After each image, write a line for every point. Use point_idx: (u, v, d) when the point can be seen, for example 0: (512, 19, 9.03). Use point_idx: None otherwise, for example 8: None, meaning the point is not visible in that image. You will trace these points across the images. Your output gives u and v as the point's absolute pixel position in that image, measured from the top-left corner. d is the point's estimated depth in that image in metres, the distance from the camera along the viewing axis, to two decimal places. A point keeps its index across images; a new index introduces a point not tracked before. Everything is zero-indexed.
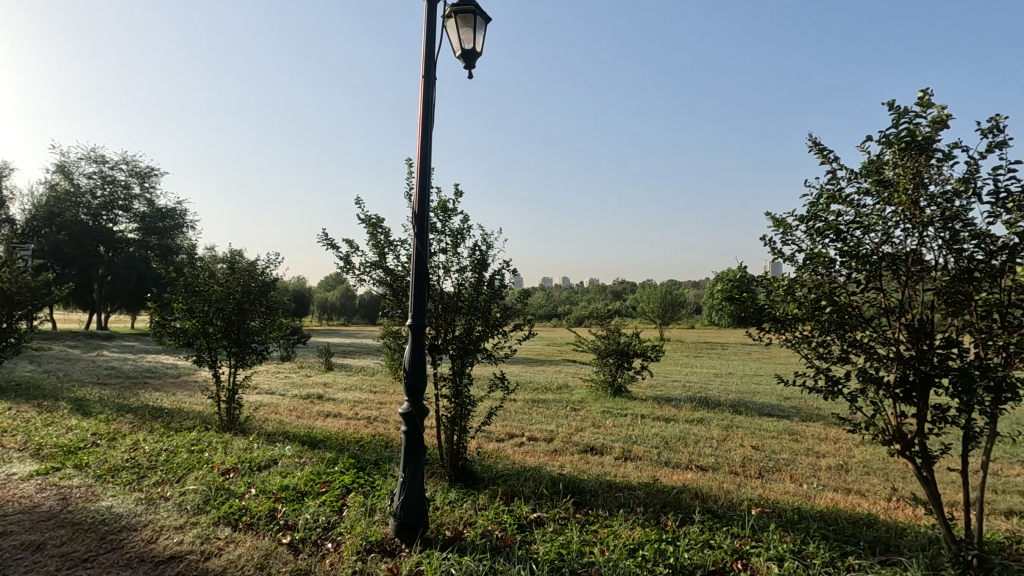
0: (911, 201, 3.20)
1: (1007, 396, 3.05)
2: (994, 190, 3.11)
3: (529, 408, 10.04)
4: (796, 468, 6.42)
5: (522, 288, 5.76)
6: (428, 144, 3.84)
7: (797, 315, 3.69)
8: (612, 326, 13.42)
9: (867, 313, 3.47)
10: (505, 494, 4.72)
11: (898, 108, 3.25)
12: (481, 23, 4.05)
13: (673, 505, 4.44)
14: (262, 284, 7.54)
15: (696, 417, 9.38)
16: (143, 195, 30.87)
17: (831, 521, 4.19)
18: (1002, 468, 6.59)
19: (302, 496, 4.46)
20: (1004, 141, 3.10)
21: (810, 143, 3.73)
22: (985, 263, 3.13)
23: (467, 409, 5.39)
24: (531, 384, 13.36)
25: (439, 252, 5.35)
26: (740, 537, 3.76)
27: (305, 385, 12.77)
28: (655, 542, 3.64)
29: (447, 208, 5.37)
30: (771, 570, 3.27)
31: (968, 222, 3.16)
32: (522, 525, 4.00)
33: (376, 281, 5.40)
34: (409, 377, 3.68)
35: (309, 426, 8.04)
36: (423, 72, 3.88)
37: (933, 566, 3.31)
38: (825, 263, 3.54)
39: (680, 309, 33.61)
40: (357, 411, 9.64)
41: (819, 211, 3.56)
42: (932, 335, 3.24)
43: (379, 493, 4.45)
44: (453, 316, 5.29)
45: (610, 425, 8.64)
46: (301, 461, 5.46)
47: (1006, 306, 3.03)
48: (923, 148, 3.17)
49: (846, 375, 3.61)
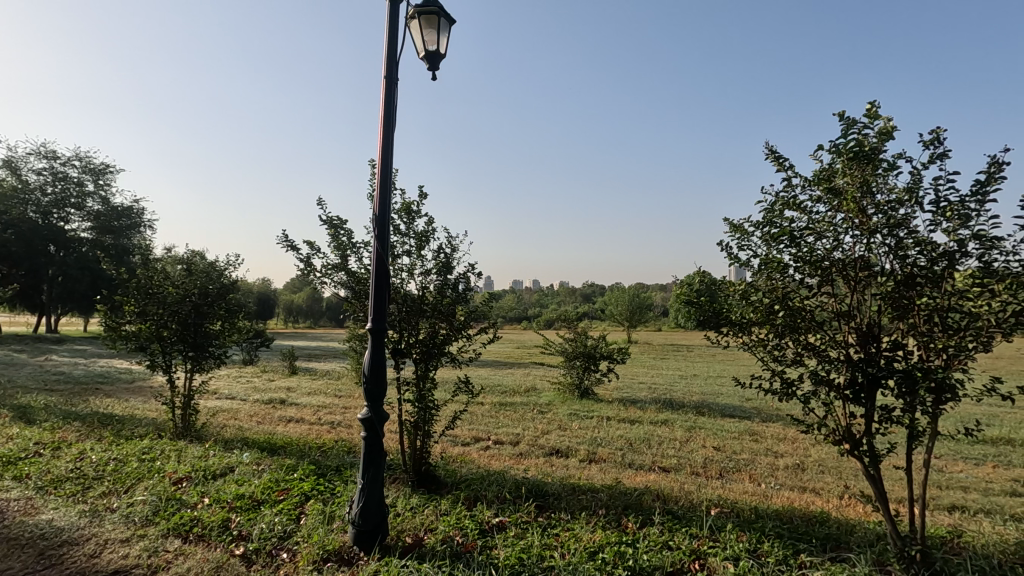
0: (859, 208, 3.32)
1: (948, 397, 3.18)
2: (936, 199, 3.25)
3: (496, 410, 10.04)
4: (754, 468, 6.56)
5: (488, 291, 5.74)
6: (390, 144, 3.79)
7: (753, 319, 3.77)
8: (579, 329, 13.51)
9: (819, 316, 3.58)
10: (468, 499, 4.69)
11: (848, 118, 3.36)
12: (445, 25, 4.03)
13: (635, 507, 4.48)
14: (222, 286, 7.31)
15: (660, 419, 9.54)
16: (97, 193, 29.67)
17: (785, 519, 4.29)
18: (947, 465, 6.88)
19: (257, 505, 4.33)
20: (945, 153, 3.25)
21: (767, 151, 3.83)
22: (927, 268, 3.27)
23: (431, 414, 5.32)
24: (499, 387, 13.36)
25: (404, 255, 5.30)
26: (698, 537, 3.82)
27: (268, 390, 12.46)
28: (614, 544, 3.66)
29: (412, 210, 5.32)
30: (726, 570, 3.31)
31: (912, 230, 3.29)
32: (484, 530, 3.98)
33: (338, 283, 5.30)
34: (369, 381, 3.61)
35: (270, 432, 7.83)
36: (385, 72, 3.84)
37: (880, 561, 3.42)
38: (780, 268, 3.63)
39: (648, 312, 34.16)
40: (320, 416, 9.44)
41: (774, 217, 3.65)
42: (879, 338, 3.35)
43: (339, 500, 4.36)
44: (416, 318, 5.23)
45: (576, 427, 8.68)
46: (260, 468, 5.31)
47: (945, 310, 3.17)
48: (871, 158, 3.29)
49: (799, 377, 3.69)
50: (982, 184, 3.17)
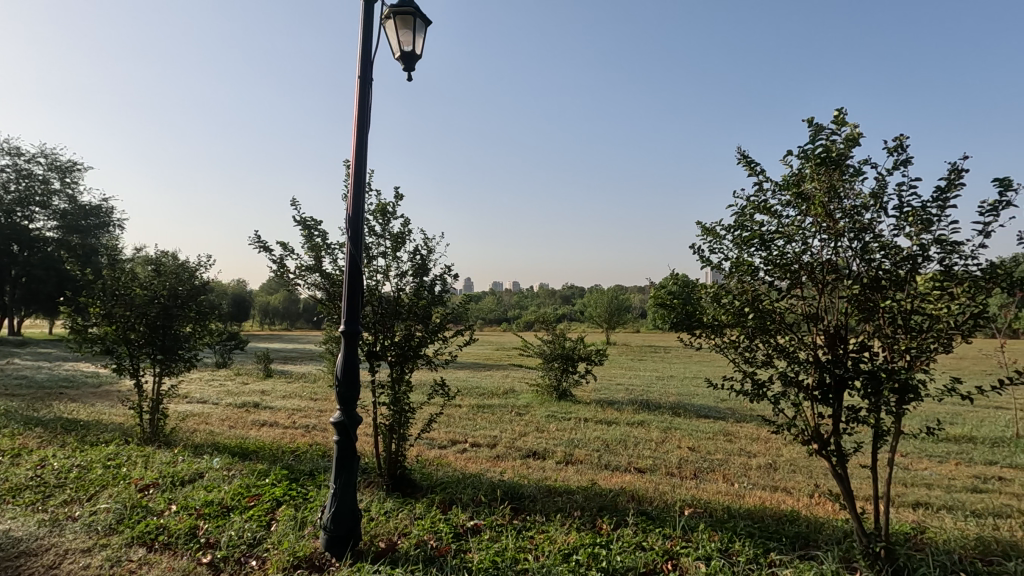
0: (827, 213, 3.38)
1: (911, 397, 3.27)
2: (899, 205, 3.34)
3: (474, 413, 10.00)
4: (728, 468, 6.65)
5: (465, 294, 5.73)
6: (364, 144, 3.75)
7: (724, 321, 3.82)
8: (557, 331, 13.55)
9: (788, 318, 3.63)
10: (442, 502, 4.65)
11: (817, 124, 3.42)
12: (421, 25, 4.00)
13: (609, 508, 4.50)
14: (192, 287, 7.14)
15: (636, 420, 9.62)
16: (64, 190, 28.79)
17: (757, 519, 4.35)
18: (912, 463, 7.06)
19: (227, 512, 4.24)
20: (908, 159, 3.34)
21: (739, 155, 3.89)
22: (891, 272, 3.36)
23: (406, 417, 5.27)
24: (477, 389, 13.32)
25: (379, 256, 5.25)
26: (671, 537, 3.85)
27: (241, 393, 12.21)
28: (588, 546, 3.67)
29: (387, 211, 5.28)
30: (698, 570, 3.35)
31: (877, 235, 3.38)
32: (458, 534, 3.96)
33: (312, 284, 5.23)
34: (341, 385, 3.56)
35: (242, 436, 7.67)
36: (359, 72, 3.80)
37: (847, 558, 3.50)
38: (750, 272, 3.68)
39: (626, 314, 34.45)
40: (294, 419, 9.29)
41: (745, 221, 3.70)
42: (846, 340, 3.42)
43: (311, 506, 4.29)
44: (392, 321, 5.19)
45: (553, 429, 8.68)
46: (230, 474, 5.20)
47: (908, 313, 3.26)
48: (839, 163, 3.36)
49: (769, 378, 3.74)
50: (944, 190, 3.27)
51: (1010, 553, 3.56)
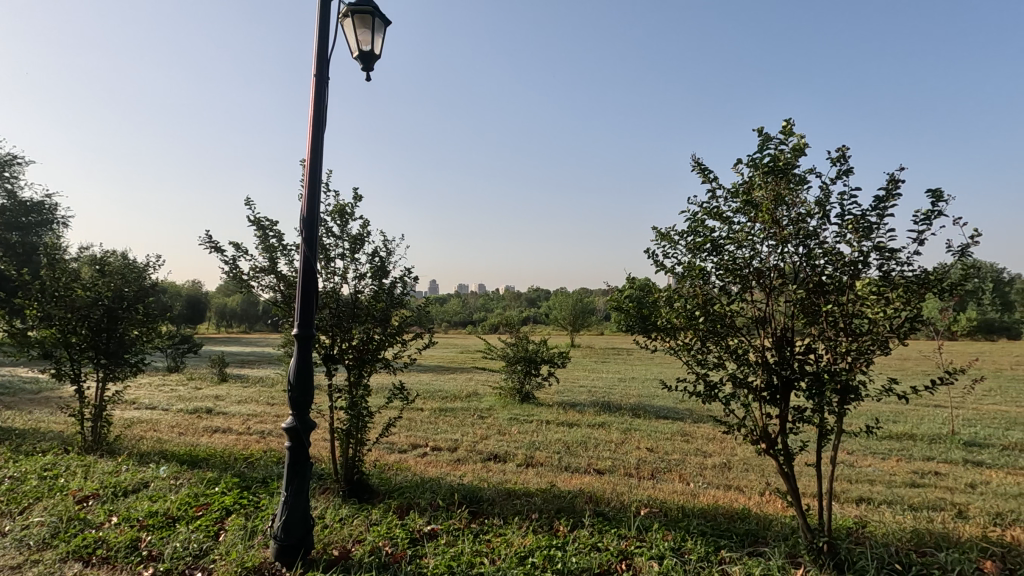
0: (774, 219, 3.50)
1: (852, 398, 3.41)
2: (841, 213, 3.49)
3: (435, 416, 9.91)
4: (684, 467, 6.79)
5: (424, 297, 5.68)
6: (319, 144, 3.68)
7: (677, 324, 3.89)
8: (521, 334, 13.57)
9: (737, 321, 3.74)
10: (399, 507, 4.59)
11: (766, 134, 3.54)
12: (379, 25, 3.95)
13: (567, 510, 4.53)
14: (139, 289, 6.84)
15: (598, 421, 9.73)
16: (2, 185, 27.22)
17: (709, 517, 4.46)
18: (856, 460, 7.37)
19: (172, 522, 4.07)
20: (849, 169, 3.49)
21: (693, 162, 3.99)
22: (833, 277, 3.51)
23: (364, 421, 5.16)
24: (439, 392, 13.22)
25: (337, 258, 5.15)
26: (626, 537, 3.91)
27: (194, 399, 11.77)
28: (545, 548, 3.69)
29: (345, 212, 5.19)
30: (651, 569, 3.41)
31: (821, 241, 3.51)
32: (414, 539, 3.91)
33: (267, 286, 5.10)
34: (294, 390, 3.47)
35: (192, 443, 7.39)
36: (315, 70, 3.73)
37: (793, 554, 3.62)
38: (702, 275, 3.78)
39: (590, 317, 34.81)
40: (249, 425, 9.01)
41: (697, 226, 3.80)
42: (792, 342, 3.55)
43: (262, 514, 4.17)
44: (349, 323, 5.10)
45: (515, 432, 8.69)
46: (177, 482, 5.00)
47: (850, 316, 3.40)
48: (786, 172, 3.49)
49: (720, 380, 3.83)
50: (882, 200, 3.43)
51: (941, 544, 3.76)
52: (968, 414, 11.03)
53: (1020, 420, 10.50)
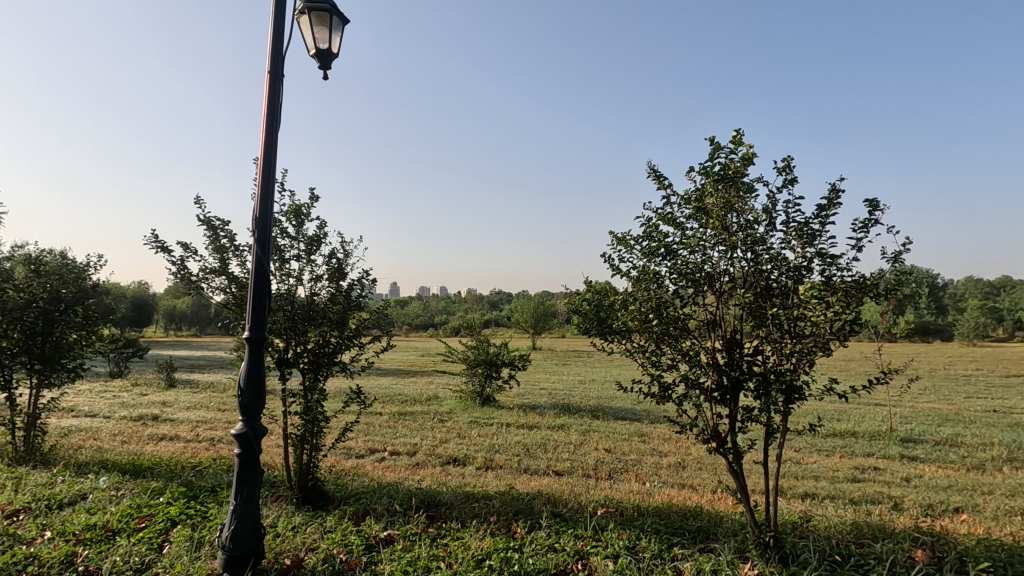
0: (724, 225, 3.63)
1: (796, 397, 3.58)
2: (786, 221, 3.65)
3: (394, 421, 9.77)
4: (641, 467, 6.93)
5: (382, 299, 5.61)
6: (273, 142, 3.58)
7: (632, 327, 3.97)
8: (481, 337, 13.56)
9: (690, 324, 3.85)
10: (355, 513, 4.51)
11: (717, 144, 3.67)
12: (337, 24, 3.90)
13: (525, 512, 4.55)
14: (78, 290, 6.49)
15: (557, 423, 9.82)
16: None
17: (663, 515, 4.57)
18: (803, 457, 7.68)
19: (112, 535, 3.88)
20: (794, 179, 3.65)
21: (649, 169, 4.09)
22: (779, 282, 3.66)
23: (319, 426, 5.05)
24: (399, 396, 13.06)
25: (292, 260, 5.03)
26: (582, 538, 3.96)
27: (138, 406, 11.23)
28: (502, 550, 3.69)
29: (301, 212, 5.08)
30: (606, 568, 3.46)
31: (768, 248, 3.66)
32: (370, 545, 3.85)
33: (217, 288, 4.93)
34: (245, 395, 3.35)
35: (136, 452, 7.05)
36: (269, 67, 3.64)
37: (741, 548, 3.75)
38: (656, 280, 3.88)
39: (552, 320, 35.05)
40: (198, 432, 8.67)
41: (652, 232, 3.90)
42: (740, 345, 3.68)
43: (210, 525, 4.02)
44: (304, 325, 4.98)
45: (475, 435, 8.67)
46: (119, 493, 4.77)
47: (794, 319, 3.56)
48: (735, 181, 3.62)
49: (673, 381, 3.92)
50: (824, 209, 3.60)
51: (877, 535, 3.96)
52: (905, 412, 11.66)
53: (951, 417, 11.18)
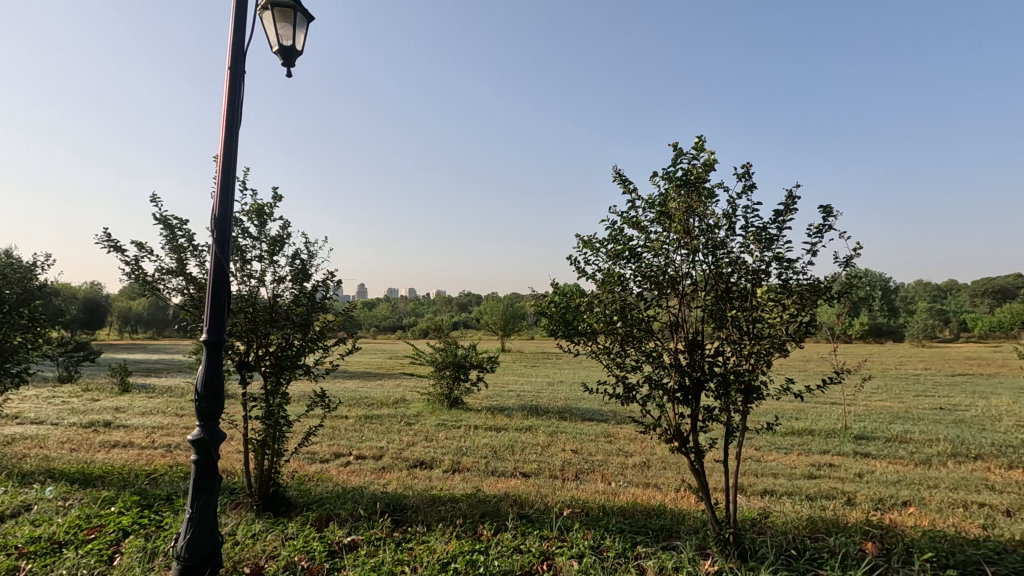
0: (686, 229, 3.71)
1: (755, 397, 3.69)
2: (746, 225, 3.76)
3: (360, 424, 9.62)
4: (607, 467, 7.02)
5: (347, 301, 5.53)
6: (233, 140, 3.49)
7: (597, 329, 4.02)
8: (450, 339, 13.49)
9: (653, 326, 3.93)
10: (318, 519, 4.42)
11: (679, 149, 3.75)
12: (302, 20, 3.83)
13: (491, 514, 4.55)
14: (24, 290, 6.20)
15: (525, 425, 9.85)
16: None
17: (628, 514, 4.64)
18: (763, 455, 7.91)
19: (59, 548, 3.71)
20: (753, 185, 3.76)
21: (615, 173, 4.15)
22: (738, 284, 3.76)
23: (281, 431, 4.93)
24: (366, 399, 12.87)
25: (254, 260, 4.92)
26: (548, 538, 3.98)
27: (89, 412, 10.74)
28: (467, 553, 3.69)
29: (264, 212, 4.96)
30: (571, 568, 3.49)
31: (728, 252, 3.76)
32: (333, 551, 3.79)
33: (174, 289, 4.77)
34: (202, 399, 3.24)
35: (86, 461, 6.74)
36: (229, 63, 3.54)
37: (702, 545, 3.84)
38: (621, 282, 3.94)
39: (521, 322, 35.12)
40: (154, 439, 8.35)
41: (617, 235, 3.95)
42: (702, 346, 3.77)
43: (165, 535, 3.89)
44: (266, 328, 4.86)
45: (442, 438, 8.62)
46: (66, 504, 4.56)
47: (753, 321, 3.67)
48: (697, 186, 3.71)
49: (638, 382, 3.98)
50: (781, 215, 3.73)
51: (831, 529, 4.12)
52: (858, 410, 12.12)
53: (901, 414, 11.69)
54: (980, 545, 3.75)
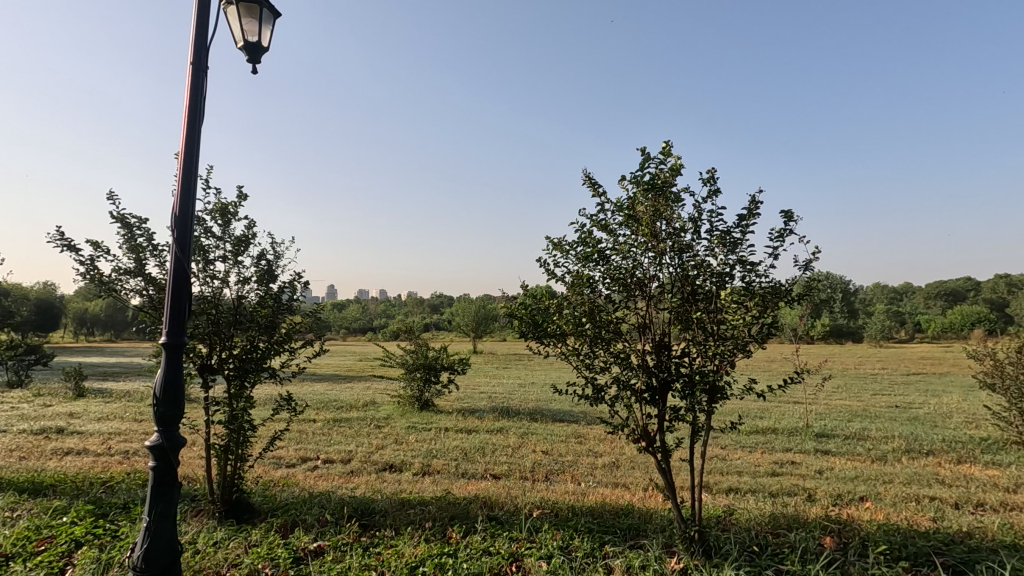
0: (654, 232, 3.78)
1: (719, 396, 3.78)
2: (710, 229, 3.85)
3: (329, 428, 9.46)
4: (577, 468, 7.07)
5: (315, 303, 5.43)
6: (195, 137, 3.39)
7: (567, 331, 4.05)
8: (421, 341, 13.39)
9: (621, 328, 3.98)
10: (283, 526, 4.33)
11: (647, 154, 3.81)
12: (268, 17, 3.76)
13: (461, 517, 4.53)
14: None
15: (496, 427, 9.84)
16: None
17: (596, 514, 4.69)
18: (728, 453, 8.08)
19: (6, 561, 3.54)
20: (718, 190, 3.86)
21: (584, 177, 4.19)
22: (703, 287, 3.85)
23: (245, 435, 4.81)
24: (334, 402, 12.66)
25: (217, 261, 4.79)
26: (517, 540, 3.98)
27: (40, 417, 10.27)
28: (436, 556, 3.66)
29: (228, 212, 4.84)
30: (539, 568, 3.50)
31: (693, 255, 3.84)
32: (298, 558, 3.72)
33: (132, 290, 4.62)
34: (161, 405, 3.13)
35: (36, 469, 6.45)
36: (191, 58, 3.45)
37: (668, 543, 3.91)
38: (590, 284, 3.98)
39: (492, 323, 35.07)
40: (110, 445, 8.04)
41: (586, 238, 4.00)
42: (668, 347, 3.84)
43: (121, 545, 3.75)
44: (229, 330, 4.74)
45: (412, 440, 8.55)
46: (14, 514, 4.35)
47: (717, 322, 3.75)
48: (664, 190, 3.78)
49: (606, 383, 4.03)
50: (744, 219, 3.83)
51: (792, 525, 4.24)
52: (819, 409, 12.50)
53: (860, 413, 12.11)
54: (930, 537, 3.91)
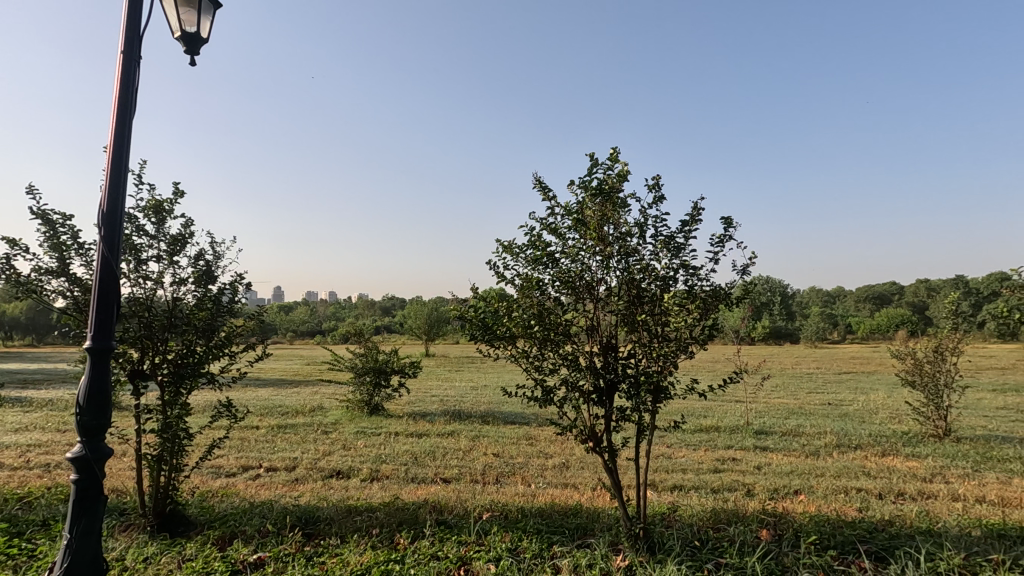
0: (601, 237, 3.86)
1: (663, 396, 3.90)
2: (655, 234, 3.96)
3: (273, 435, 9.13)
4: (527, 470, 7.11)
5: (256, 305, 5.24)
6: (126, 130, 3.21)
7: (516, 333, 4.07)
8: (370, 344, 13.12)
9: (570, 330, 4.04)
10: (220, 538, 4.14)
11: (595, 159, 3.88)
12: (208, 7, 3.61)
13: (409, 522, 4.47)
14: None
15: (447, 430, 9.77)
16: None
17: (545, 515, 4.73)
18: (673, 451, 8.33)
19: None
20: (661, 196, 3.98)
21: (534, 180, 4.23)
22: (649, 289, 3.95)
23: (180, 444, 4.58)
24: (279, 408, 12.22)
25: (151, 261, 4.55)
26: (465, 543, 3.97)
27: None
28: (382, 563, 3.60)
29: (163, 209, 4.61)
30: (488, 571, 3.50)
31: (639, 259, 3.94)
32: (236, 571, 3.57)
33: (54, 292, 4.31)
34: (85, 413, 2.94)
35: None
36: (121, 47, 3.27)
37: (615, 542, 3.98)
38: (539, 286, 4.01)
39: (445, 326, 34.78)
40: (29, 458, 7.46)
41: (535, 241, 4.03)
42: (615, 348, 3.92)
43: (38, 565, 3.49)
44: (164, 334, 4.51)
45: (361, 446, 8.36)
46: None
47: (662, 324, 3.87)
48: (611, 195, 3.85)
49: (556, 385, 4.07)
50: (687, 225, 3.96)
51: (731, 520, 4.42)
52: (759, 407, 13.08)
53: (796, 410, 12.74)
54: (855, 527, 4.16)
